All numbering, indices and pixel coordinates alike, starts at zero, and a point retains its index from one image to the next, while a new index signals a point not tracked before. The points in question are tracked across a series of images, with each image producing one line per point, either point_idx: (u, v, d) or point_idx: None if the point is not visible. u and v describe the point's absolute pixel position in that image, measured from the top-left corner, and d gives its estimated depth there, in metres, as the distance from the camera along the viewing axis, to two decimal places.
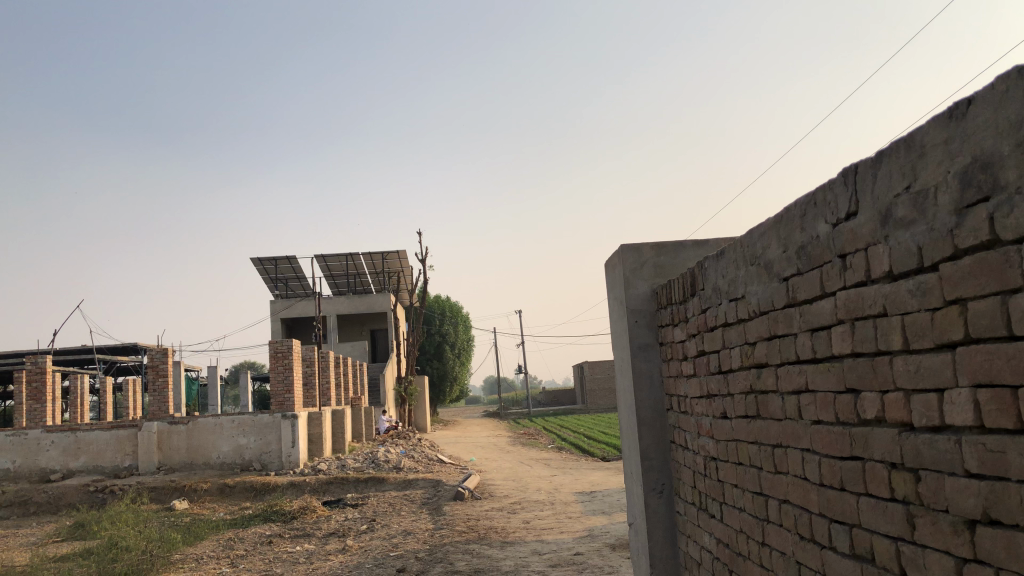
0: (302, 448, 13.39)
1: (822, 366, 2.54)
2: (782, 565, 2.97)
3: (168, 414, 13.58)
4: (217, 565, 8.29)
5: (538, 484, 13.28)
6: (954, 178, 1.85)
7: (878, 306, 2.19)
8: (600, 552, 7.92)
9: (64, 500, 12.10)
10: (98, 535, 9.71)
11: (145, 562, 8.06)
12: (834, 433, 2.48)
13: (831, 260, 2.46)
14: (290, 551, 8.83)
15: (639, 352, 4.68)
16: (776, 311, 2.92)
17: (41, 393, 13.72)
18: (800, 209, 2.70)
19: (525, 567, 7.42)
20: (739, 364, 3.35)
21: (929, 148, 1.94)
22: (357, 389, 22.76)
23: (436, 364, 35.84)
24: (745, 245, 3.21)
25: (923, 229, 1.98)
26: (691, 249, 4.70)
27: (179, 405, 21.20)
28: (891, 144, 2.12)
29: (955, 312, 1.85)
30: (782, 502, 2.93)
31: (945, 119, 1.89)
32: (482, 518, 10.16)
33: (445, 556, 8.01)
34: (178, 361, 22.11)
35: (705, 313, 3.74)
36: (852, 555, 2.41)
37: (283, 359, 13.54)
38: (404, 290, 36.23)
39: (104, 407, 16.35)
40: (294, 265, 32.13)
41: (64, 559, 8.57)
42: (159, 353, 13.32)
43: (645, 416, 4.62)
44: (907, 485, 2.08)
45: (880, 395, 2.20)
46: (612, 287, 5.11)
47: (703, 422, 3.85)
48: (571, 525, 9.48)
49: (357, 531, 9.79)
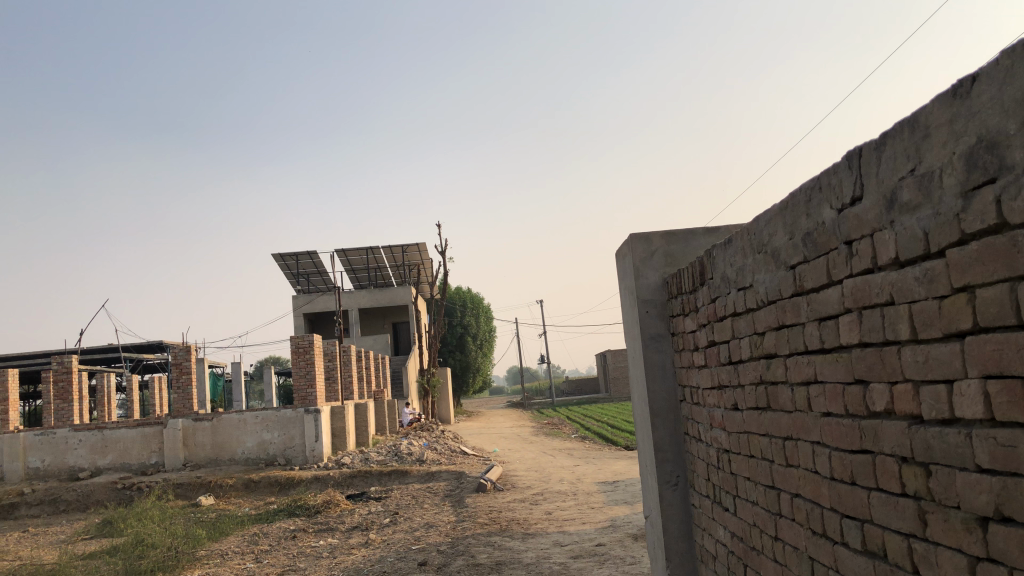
0: (326, 442, 13.41)
1: (830, 356, 2.46)
2: (795, 561, 2.89)
3: (192, 411, 13.67)
4: (242, 560, 8.31)
5: (561, 475, 13.21)
6: (960, 159, 1.76)
7: (885, 295, 2.10)
8: (622, 542, 7.86)
9: (93, 498, 12.23)
10: (124, 532, 9.78)
11: (169, 559, 8.10)
12: (844, 427, 2.39)
13: (838, 247, 2.37)
14: (314, 546, 8.85)
15: (651, 343, 4.60)
16: (783, 300, 2.84)
17: (68, 392, 13.85)
18: (806, 194, 2.61)
19: (547, 559, 7.37)
20: (750, 355, 3.26)
21: (933, 129, 1.85)
22: (379, 382, 22.80)
23: (458, 356, 35.90)
24: (752, 233, 3.12)
25: (927, 214, 1.89)
26: (701, 237, 4.60)
27: (204, 401, 21.35)
28: (894, 125, 2.03)
29: (963, 300, 1.77)
30: (795, 496, 2.85)
31: (950, 98, 1.80)
32: (504, 510, 10.13)
33: (467, 548, 7.98)
34: (202, 358, 22.23)
35: (715, 302, 3.65)
36: (864, 551, 2.33)
37: (305, 354, 13.52)
38: (424, 282, 36.25)
39: (130, 405, 16.48)
40: (315, 260, 32.20)
41: (91, 557, 8.64)
42: (182, 350, 13.38)
43: (658, 408, 4.54)
44: (918, 479, 2.00)
45: (889, 386, 2.12)
46: (623, 277, 5.03)
47: (715, 414, 3.78)
48: (593, 516, 9.42)
49: (380, 524, 9.79)
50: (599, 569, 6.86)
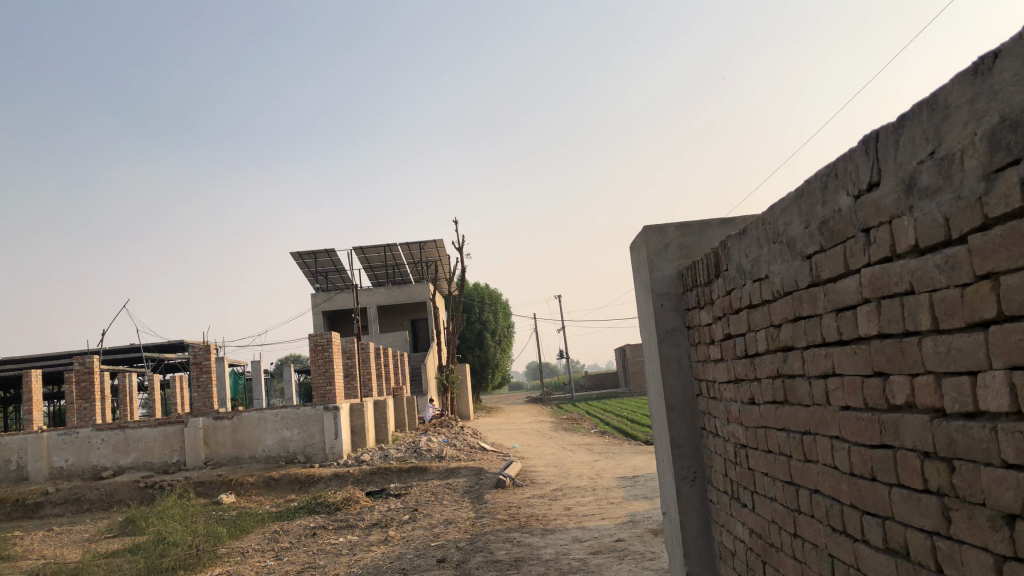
0: (345, 439, 13.41)
1: (849, 348, 2.39)
2: (815, 559, 2.81)
3: (213, 409, 13.71)
4: (262, 558, 8.29)
5: (580, 470, 13.15)
6: (981, 141, 1.67)
7: (904, 284, 2.02)
8: (642, 538, 7.79)
9: (116, 496, 12.31)
10: (146, 530, 9.82)
11: (191, 557, 8.11)
12: (864, 421, 2.32)
13: (855, 235, 2.29)
14: (334, 543, 8.83)
15: (667, 337, 4.53)
16: (800, 291, 2.76)
17: (90, 392, 13.92)
18: (821, 180, 2.53)
19: (566, 555, 7.32)
20: (766, 348, 3.18)
21: (953, 109, 1.77)
22: (398, 379, 22.83)
23: (477, 352, 35.96)
24: (768, 223, 3.03)
25: (948, 198, 1.81)
26: (716, 228, 4.51)
27: (224, 400, 21.44)
28: (912, 107, 1.94)
29: (986, 288, 1.69)
30: (814, 493, 2.78)
31: (970, 76, 1.71)
32: (524, 505, 10.10)
33: (486, 545, 7.92)
34: (222, 357, 22.32)
35: (730, 294, 3.57)
36: (885, 550, 2.26)
37: (323, 352, 13.52)
38: (442, 279, 36.30)
39: (152, 403, 16.55)
40: (333, 258, 32.26)
41: (114, 555, 8.65)
42: (202, 349, 13.42)
43: (675, 403, 4.48)
44: (941, 475, 1.92)
45: (910, 378, 2.04)
46: (637, 270, 4.95)
47: (732, 409, 3.70)
48: (612, 511, 9.36)
49: (400, 521, 9.76)
50: (619, 564, 6.80)
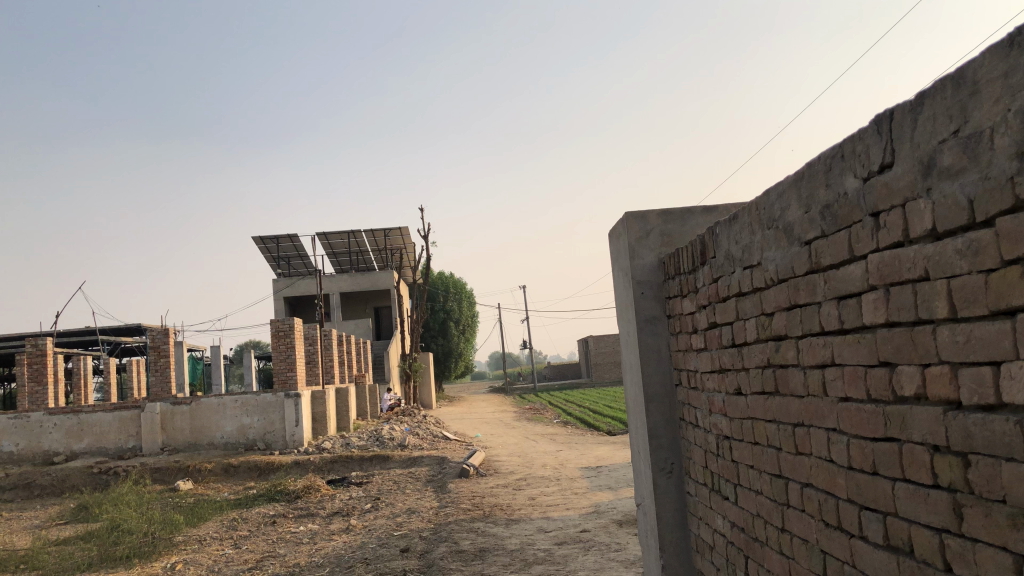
0: (306, 427, 13.17)
1: (850, 338, 2.30)
2: (804, 554, 2.74)
3: (170, 395, 13.36)
4: (220, 546, 8.06)
5: (545, 460, 13.07)
6: (1015, 117, 1.57)
7: (918, 270, 1.93)
8: (607, 529, 7.71)
9: (68, 482, 11.96)
10: (99, 517, 9.53)
11: (146, 545, 7.86)
12: (865, 413, 2.23)
13: (862, 219, 2.20)
14: (294, 532, 8.62)
15: (646, 325, 4.43)
16: (796, 278, 2.67)
17: (42, 374, 13.51)
18: (824, 162, 2.43)
19: (531, 546, 7.20)
20: (756, 337, 3.10)
21: (982, 85, 1.67)
22: (361, 367, 22.57)
23: (441, 342, 35.77)
24: (762, 207, 2.94)
25: (973, 179, 1.72)
26: (699, 215, 4.44)
27: (182, 385, 21.01)
28: (933, 83, 1.85)
29: (1015, 273, 1.60)
30: (805, 487, 2.70)
31: (1004, 49, 1.62)
32: (488, 495, 9.99)
33: (450, 535, 7.76)
34: (179, 341, 21.88)
35: (716, 282, 3.48)
36: (886, 546, 2.18)
37: (285, 338, 13.23)
38: (407, 268, 36.06)
39: (107, 387, 16.13)
40: (296, 243, 31.78)
41: (65, 543, 8.38)
42: (160, 333, 13.05)
43: (654, 393, 4.38)
44: (954, 470, 1.83)
45: (920, 368, 1.95)
46: (616, 258, 4.84)
47: (715, 399, 3.62)
48: (577, 501, 9.29)
49: (363, 510, 9.59)
50: (583, 555, 6.71)
